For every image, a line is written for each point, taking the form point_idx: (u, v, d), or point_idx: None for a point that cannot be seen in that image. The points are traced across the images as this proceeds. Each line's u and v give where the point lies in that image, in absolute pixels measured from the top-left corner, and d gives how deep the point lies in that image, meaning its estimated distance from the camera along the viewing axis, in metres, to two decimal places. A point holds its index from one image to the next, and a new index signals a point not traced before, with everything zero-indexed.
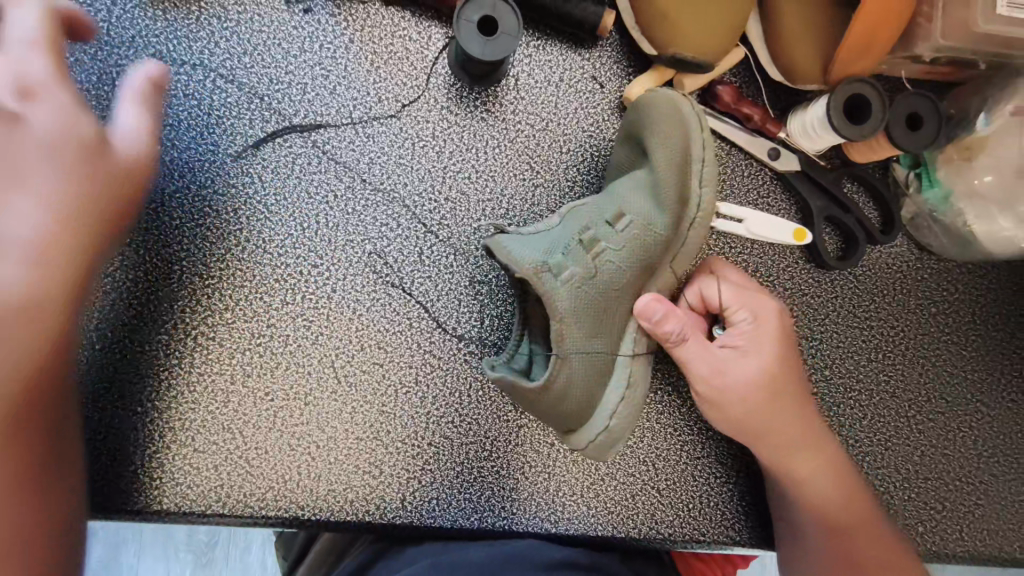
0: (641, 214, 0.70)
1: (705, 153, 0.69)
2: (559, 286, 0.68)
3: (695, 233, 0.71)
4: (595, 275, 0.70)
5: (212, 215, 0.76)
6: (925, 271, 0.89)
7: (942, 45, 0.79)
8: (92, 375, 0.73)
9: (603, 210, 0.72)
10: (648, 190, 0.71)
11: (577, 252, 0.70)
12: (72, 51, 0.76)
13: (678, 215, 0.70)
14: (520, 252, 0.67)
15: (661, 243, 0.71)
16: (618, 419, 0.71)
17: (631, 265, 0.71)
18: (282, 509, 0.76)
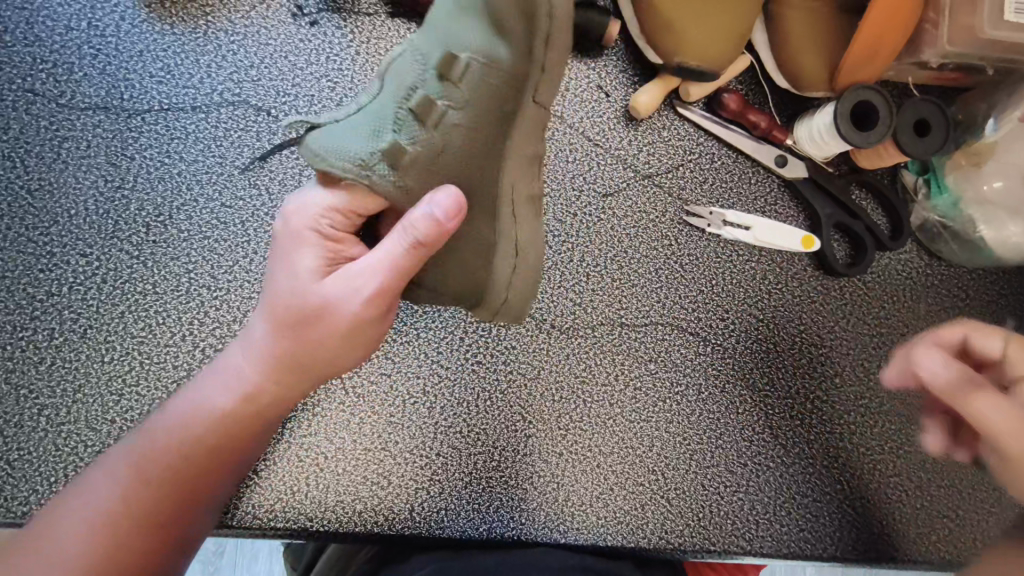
0: (479, 52, 0.62)
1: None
2: (393, 175, 0.60)
3: (553, 53, 0.62)
4: (444, 148, 0.62)
5: (220, 227, 0.77)
6: (936, 278, 0.89)
7: (950, 51, 0.79)
8: (102, 387, 0.74)
9: (428, 60, 0.63)
10: (484, 16, 0.62)
11: (410, 121, 0.61)
12: (82, 66, 0.76)
13: (525, 18, 0.61)
14: (340, 149, 0.59)
15: (513, 76, 0.62)
16: (513, 288, 0.67)
17: (479, 117, 0.62)
18: (291, 520, 0.78)
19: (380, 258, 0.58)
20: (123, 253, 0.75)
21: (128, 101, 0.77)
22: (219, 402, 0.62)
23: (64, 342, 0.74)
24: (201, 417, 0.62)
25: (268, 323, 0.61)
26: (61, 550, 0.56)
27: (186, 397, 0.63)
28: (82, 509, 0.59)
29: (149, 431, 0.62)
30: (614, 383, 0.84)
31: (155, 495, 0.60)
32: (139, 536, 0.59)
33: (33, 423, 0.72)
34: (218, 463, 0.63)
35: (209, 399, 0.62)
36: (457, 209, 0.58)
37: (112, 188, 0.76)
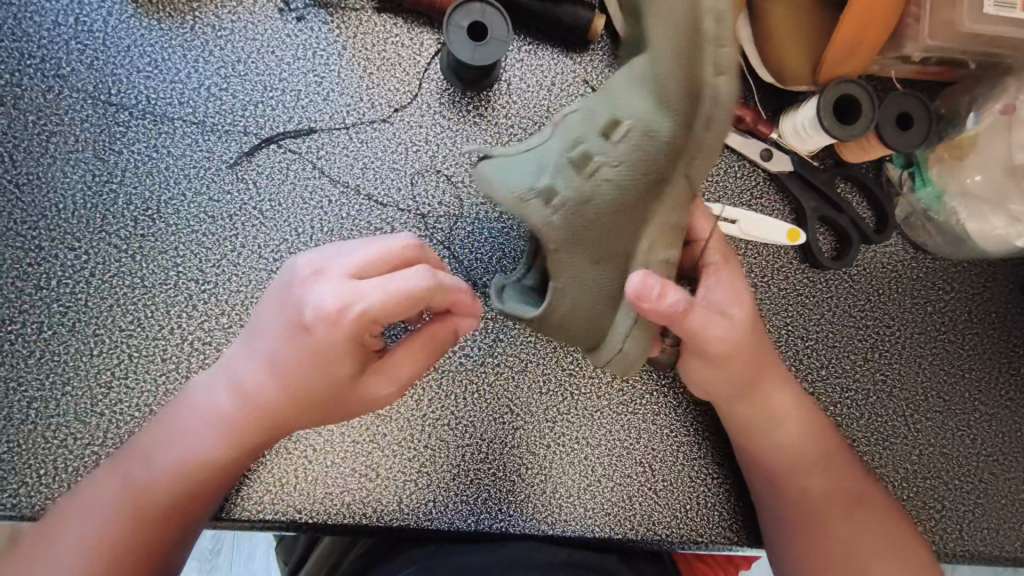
0: (641, 117, 0.56)
1: (720, 27, 0.47)
2: (547, 214, 0.62)
3: (713, 134, 0.51)
4: (590, 200, 0.60)
5: (208, 221, 0.77)
6: (921, 270, 0.89)
7: (931, 44, 0.80)
8: (90, 380, 0.74)
9: (601, 115, 0.60)
10: (653, 80, 0.55)
11: (569, 170, 0.60)
12: (70, 61, 0.77)
13: (688, 95, 0.51)
14: (506, 181, 0.63)
15: (670, 151, 0.55)
16: (631, 342, 0.65)
17: (631, 183, 0.58)
18: (280, 512, 0.78)
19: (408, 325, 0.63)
20: (112, 246, 0.76)
21: (116, 96, 0.77)
22: (222, 406, 0.66)
23: (52, 336, 0.74)
24: (208, 416, 0.66)
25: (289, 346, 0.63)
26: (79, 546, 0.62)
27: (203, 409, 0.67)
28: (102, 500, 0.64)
29: (159, 440, 0.66)
30: (601, 375, 0.85)
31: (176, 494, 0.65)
32: (151, 544, 0.64)
33: (22, 415, 0.73)
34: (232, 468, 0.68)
35: (218, 403, 0.66)
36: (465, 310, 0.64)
37: (100, 182, 0.76)
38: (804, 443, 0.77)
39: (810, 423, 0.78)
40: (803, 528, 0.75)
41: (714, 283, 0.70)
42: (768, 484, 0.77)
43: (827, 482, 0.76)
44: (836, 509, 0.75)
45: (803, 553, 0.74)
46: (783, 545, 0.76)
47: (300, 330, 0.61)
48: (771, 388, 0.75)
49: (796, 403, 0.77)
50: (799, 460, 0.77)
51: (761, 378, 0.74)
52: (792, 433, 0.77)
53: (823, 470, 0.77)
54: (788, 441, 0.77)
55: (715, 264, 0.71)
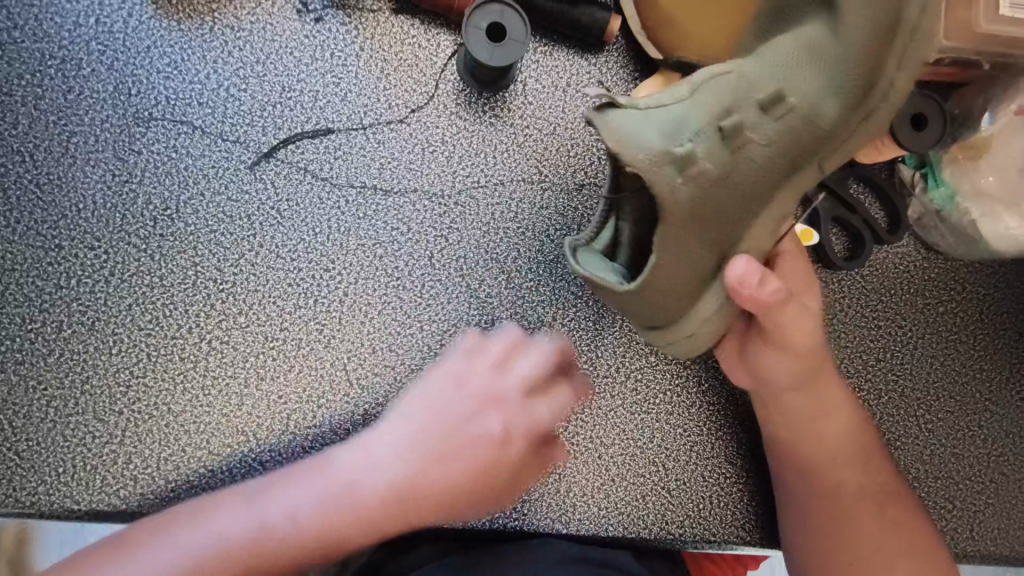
0: (804, 99, 0.62)
1: (923, 17, 0.57)
2: (678, 179, 0.63)
3: (878, 120, 0.61)
4: (729, 172, 0.65)
5: (226, 221, 0.78)
6: (933, 271, 0.90)
7: (946, 45, 0.80)
8: (109, 378, 0.75)
9: (755, 88, 0.63)
10: (820, 60, 0.61)
11: (714, 139, 0.63)
12: (90, 62, 0.77)
13: (864, 88, 0.60)
14: (644, 136, 0.63)
15: (822, 135, 0.63)
16: (710, 323, 0.70)
17: (773, 159, 0.64)
18: None
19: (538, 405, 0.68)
20: (130, 246, 0.76)
21: (136, 97, 0.78)
22: (361, 522, 0.63)
23: (71, 335, 0.75)
24: (346, 502, 0.63)
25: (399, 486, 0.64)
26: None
27: (330, 489, 0.63)
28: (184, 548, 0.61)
29: (271, 508, 0.63)
30: (614, 375, 0.85)
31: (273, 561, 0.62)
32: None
33: (41, 414, 0.73)
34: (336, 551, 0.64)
35: (352, 507, 0.63)
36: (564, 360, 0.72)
37: (119, 182, 0.77)
38: (844, 439, 0.77)
39: (850, 421, 0.77)
40: (829, 521, 0.75)
41: (788, 275, 0.75)
42: (798, 472, 0.77)
43: (861, 478, 0.76)
44: (867, 507, 0.75)
45: (830, 546, 0.75)
46: (802, 536, 0.77)
47: (411, 434, 0.66)
48: (819, 382, 0.75)
49: (840, 401, 0.77)
50: (837, 454, 0.76)
51: (811, 372, 0.74)
52: (834, 428, 0.77)
53: (857, 468, 0.77)
54: (832, 433, 0.77)
55: (789, 260, 0.76)
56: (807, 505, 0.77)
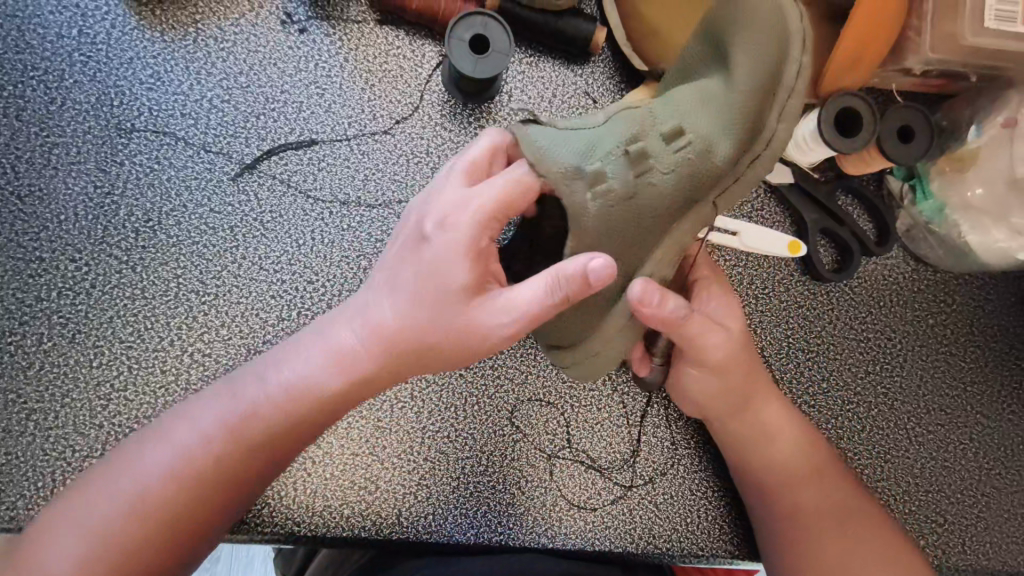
0: (701, 134, 0.62)
1: (796, 82, 0.61)
2: (588, 198, 0.60)
3: (760, 165, 0.63)
4: (635, 195, 0.62)
5: (209, 232, 0.77)
6: (922, 283, 0.89)
7: (932, 58, 0.79)
8: (89, 392, 0.74)
9: (663, 119, 0.63)
10: (715, 104, 0.63)
11: (622, 162, 0.61)
12: (73, 73, 0.77)
13: (748, 135, 0.63)
14: (554, 150, 0.60)
15: (714, 173, 0.63)
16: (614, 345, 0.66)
17: (674, 191, 0.63)
18: (277, 525, 0.77)
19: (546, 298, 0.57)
20: (112, 258, 0.76)
21: (118, 108, 0.77)
22: (329, 360, 0.60)
23: (52, 347, 0.74)
24: (275, 393, 0.59)
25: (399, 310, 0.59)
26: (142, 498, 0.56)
27: (288, 353, 0.62)
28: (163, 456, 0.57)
29: (245, 390, 0.60)
30: (600, 388, 0.85)
31: (239, 455, 0.58)
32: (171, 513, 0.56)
33: (20, 428, 0.73)
34: (271, 456, 0.60)
35: (324, 354, 0.60)
36: (599, 276, 0.56)
37: (102, 194, 0.77)
38: (797, 457, 0.77)
39: (800, 438, 0.78)
40: (795, 539, 0.75)
41: (712, 301, 0.74)
42: (758, 495, 0.78)
43: (818, 494, 0.76)
44: (830, 522, 0.74)
45: (800, 565, 0.73)
46: (774, 557, 0.76)
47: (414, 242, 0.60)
48: (759, 402, 0.77)
49: (786, 420, 0.78)
50: (792, 472, 0.77)
51: (750, 393, 0.76)
52: (785, 445, 0.77)
53: (817, 483, 0.77)
54: (781, 452, 0.77)
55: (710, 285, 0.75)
56: (773, 525, 0.77)
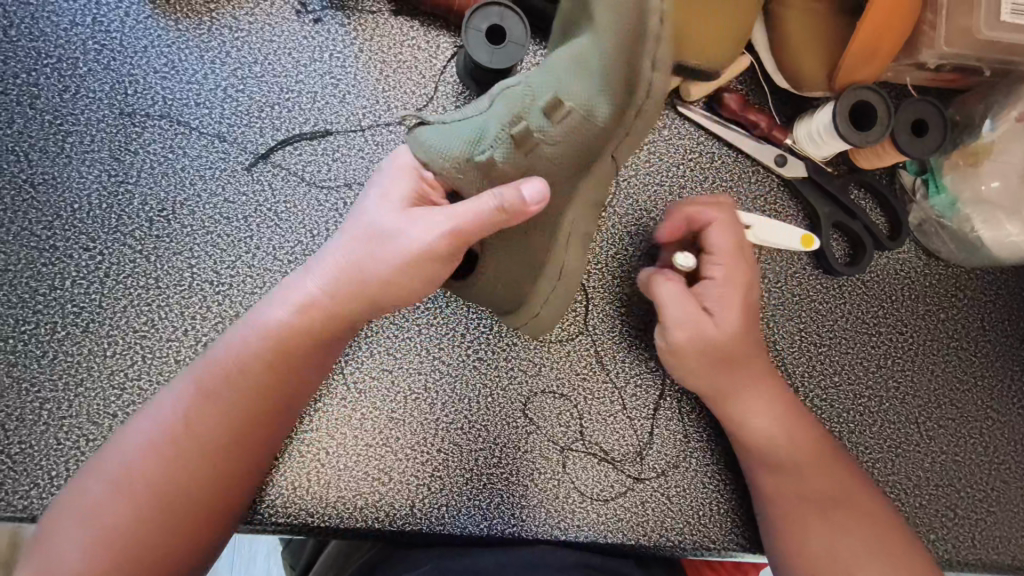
0: (582, 103, 0.63)
1: (661, 28, 0.61)
2: (484, 183, 0.65)
3: (640, 123, 0.64)
4: (530, 168, 0.64)
5: (223, 222, 0.77)
6: (933, 277, 0.90)
7: (947, 52, 0.80)
8: (104, 381, 0.74)
9: (542, 93, 0.63)
10: (586, 72, 0.63)
11: (510, 147, 0.63)
12: (87, 61, 0.77)
13: (627, 89, 0.63)
14: (438, 147, 0.65)
15: (600, 134, 0.64)
16: (551, 303, 0.72)
17: (568, 158, 0.65)
18: (292, 515, 0.77)
19: (465, 214, 0.60)
20: (126, 247, 0.76)
21: (132, 97, 0.77)
22: (280, 317, 0.65)
23: (65, 336, 0.74)
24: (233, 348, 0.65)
25: (353, 246, 0.65)
26: (133, 469, 0.61)
27: (247, 318, 0.67)
28: (145, 427, 0.63)
29: (213, 353, 0.65)
30: (614, 380, 0.85)
31: (194, 425, 0.63)
32: (144, 491, 0.60)
33: (34, 417, 0.72)
34: (236, 420, 0.64)
35: (268, 316, 0.65)
36: (541, 203, 0.59)
37: (115, 183, 0.76)
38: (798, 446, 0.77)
39: (794, 420, 0.78)
40: (792, 527, 0.74)
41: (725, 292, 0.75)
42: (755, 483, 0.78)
43: (815, 481, 0.76)
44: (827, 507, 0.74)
45: (797, 555, 0.73)
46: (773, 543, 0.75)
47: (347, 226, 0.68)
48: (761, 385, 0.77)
49: (779, 402, 0.78)
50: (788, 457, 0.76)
51: (746, 375, 0.77)
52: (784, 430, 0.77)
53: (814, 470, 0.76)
54: (777, 433, 0.77)
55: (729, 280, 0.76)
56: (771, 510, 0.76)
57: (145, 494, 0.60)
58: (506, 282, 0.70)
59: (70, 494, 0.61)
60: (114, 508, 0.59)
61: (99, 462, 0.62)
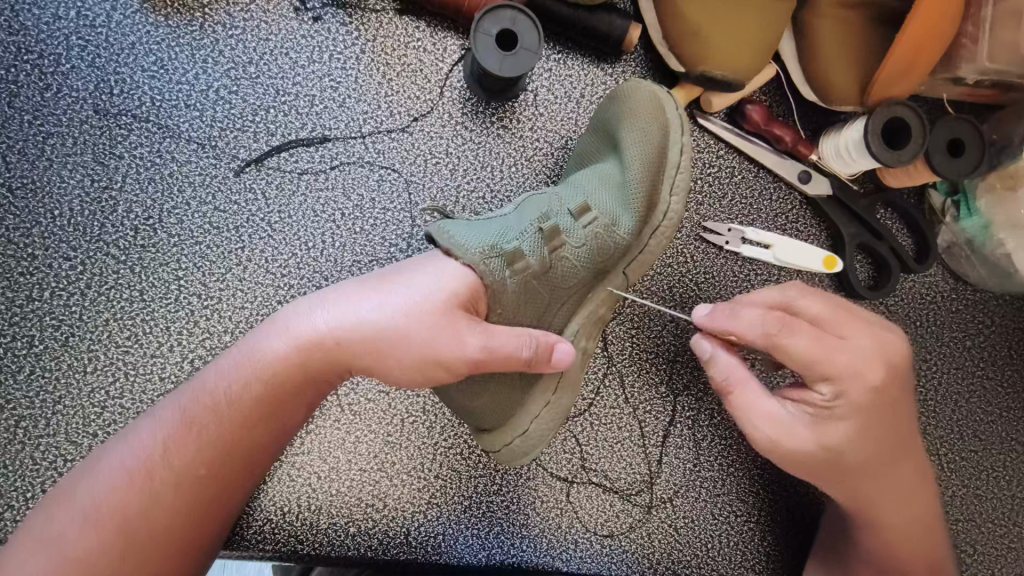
0: (607, 212, 0.64)
1: (682, 160, 0.66)
2: (507, 275, 0.59)
3: (657, 239, 0.67)
4: (551, 268, 0.62)
5: (213, 232, 0.73)
6: (960, 303, 0.85)
7: (988, 67, 0.75)
8: (82, 399, 0.69)
9: (568, 200, 0.65)
10: (612, 185, 0.66)
11: (538, 239, 0.61)
12: (70, 58, 0.72)
13: (648, 206, 0.66)
14: (464, 238, 0.58)
15: (622, 248, 0.66)
16: (539, 424, 0.66)
17: (587, 264, 0.65)
18: (280, 542, 0.73)
19: (501, 344, 0.56)
20: (109, 257, 0.71)
21: (118, 97, 0.72)
22: (281, 350, 0.56)
23: (43, 351, 0.70)
24: (237, 378, 0.56)
25: (374, 297, 0.56)
26: (104, 505, 0.52)
27: (242, 345, 0.58)
28: (120, 456, 0.54)
29: (204, 381, 0.57)
30: (622, 406, 0.80)
31: (185, 462, 0.54)
32: (120, 531, 0.52)
33: (8, 435, 0.68)
34: (233, 463, 0.56)
35: (267, 346, 0.56)
36: (563, 369, 0.60)
37: (99, 188, 0.72)
38: (911, 527, 0.68)
39: (915, 490, 0.68)
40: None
41: (833, 406, 0.59)
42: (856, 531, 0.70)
43: (919, 544, 0.69)
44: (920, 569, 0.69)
45: None
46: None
47: (372, 278, 0.58)
48: (883, 477, 0.65)
49: (909, 472, 0.67)
50: (901, 544, 0.69)
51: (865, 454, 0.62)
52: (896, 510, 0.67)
53: (927, 542, 0.70)
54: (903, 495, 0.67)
55: (839, 403, 0.59)
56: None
57: (122, 534, 0.52)
58: (495, 396, 0.64)
59: (30, 523, 0.53)
60: (86, 551, 0.51)
61: (62, 493, 0.54)
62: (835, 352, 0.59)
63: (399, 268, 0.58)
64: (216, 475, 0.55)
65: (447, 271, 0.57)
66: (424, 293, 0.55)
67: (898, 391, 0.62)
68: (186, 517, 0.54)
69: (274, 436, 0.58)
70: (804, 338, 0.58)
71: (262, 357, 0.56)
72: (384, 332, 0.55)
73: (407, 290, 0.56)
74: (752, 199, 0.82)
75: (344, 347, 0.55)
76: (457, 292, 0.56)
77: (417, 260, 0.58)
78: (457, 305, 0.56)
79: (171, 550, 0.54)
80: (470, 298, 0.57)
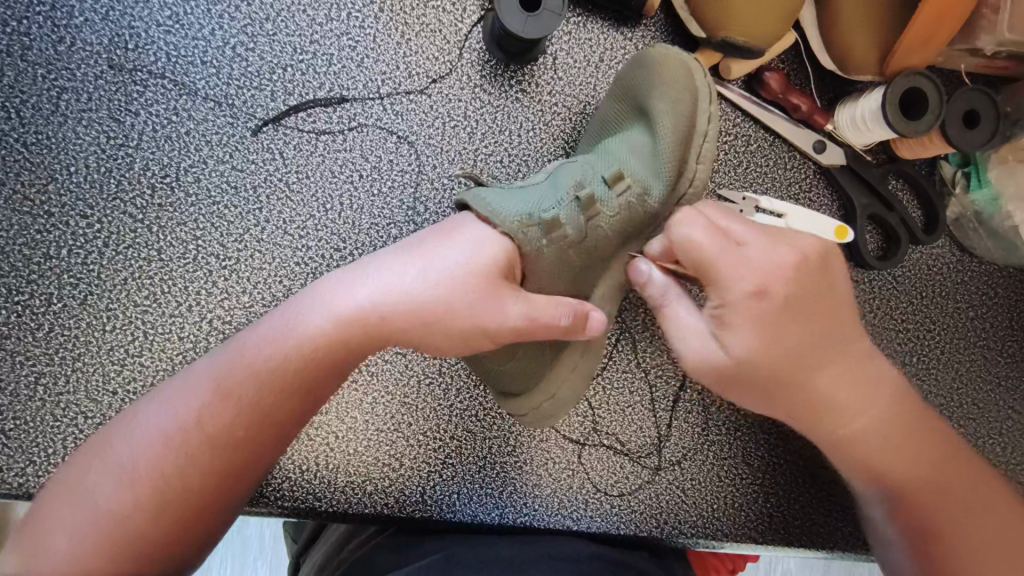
0: (639, 180, 0.65)
1: (709, 128, 0.66)
2: (543, 242, 0.60)
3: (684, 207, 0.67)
4: (586, 237, 0.63)
5: (231, 192, 0.72)
6: (966, 273, 0.87)
7: (1007, 39, 0.75)
8: (102, 357, 0.70)
9: (602, 168, 0.65)
10: (642, 153, 0.66)
11: (574, 208, 0.62)
12: (83, 10, 0.70)
13: (678, 172, 0.66)
14: (501, 207, 0.60)
15: (652, 216, 0.66)
16: (565, 385, 0.67)
17: (617, 232, 0.65)
18: (297, 499, 0.74)
19: (541, 311, 0.57)
20: (126, 215, 0.71)
21: (133, 52, 0.71)
22: (321, 320, 0.57)
23: (62, 309, 0.69)
24: (269, 347, 0.56)
25: (414, 269, 0.57)
26: (142, 465, 0.53)
27: (280, 315, 0.59)
28: (158, 419, 0.55)
29: (239, 349, 0.57)
30: (634, 370, 0.82)
31: (221, 425, 0.54)
32: (157, 491, 0.52)
33: (29, 392, 0.68)
34: (265, 433, 0.56)
35: (309, 317, 0.57)
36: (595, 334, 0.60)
37: (115, 146, 0.71)
38: (893, 443, 0.62)
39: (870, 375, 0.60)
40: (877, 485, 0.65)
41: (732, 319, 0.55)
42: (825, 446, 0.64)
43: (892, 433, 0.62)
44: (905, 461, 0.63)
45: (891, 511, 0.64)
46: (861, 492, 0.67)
47: (407, 249, 0.59)
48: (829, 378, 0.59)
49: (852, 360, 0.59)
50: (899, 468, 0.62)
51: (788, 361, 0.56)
52: (878, 425, 0.61)
53: (924, 458, 0.63)
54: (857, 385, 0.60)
55: (727, 310, 0.55)
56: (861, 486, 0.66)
57: (159, 493, 0.52)
58: (522, 364, 0.67)
59: (67, 479, 0.54)
60: (126, 511, 0.51)
61: (99, 450, 0.54)
62: (723, 253, 0.54)
63: (436, 236, 0.59)
64: (252, 440, 0.55)
65: (484, 241, 0.58)
66: (459, 263, 0.57)
67: (806, 290, 0.55)
68: (223, 479, 0.54)
69: (308, 405, 0.58)
70: (691, 235, 0.55)
71: (296, 327, 0.57)
72: (425, 302, 0.56)
73: (446, 259, 0.57)
74: (766, 168, 0.82)
75: (384, 316, 0.57)
76: (497, 263, 0.57)
77: (454, 230, 0.59)
78: (498, 275, 0.57)
79: (206, 512, 0.54)
80: (509, 269, 0.59)
